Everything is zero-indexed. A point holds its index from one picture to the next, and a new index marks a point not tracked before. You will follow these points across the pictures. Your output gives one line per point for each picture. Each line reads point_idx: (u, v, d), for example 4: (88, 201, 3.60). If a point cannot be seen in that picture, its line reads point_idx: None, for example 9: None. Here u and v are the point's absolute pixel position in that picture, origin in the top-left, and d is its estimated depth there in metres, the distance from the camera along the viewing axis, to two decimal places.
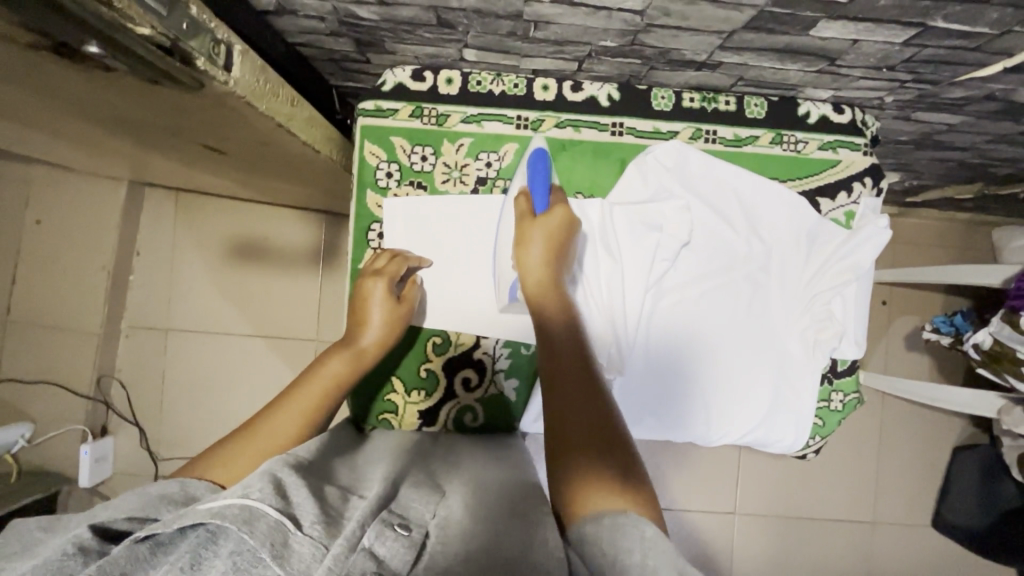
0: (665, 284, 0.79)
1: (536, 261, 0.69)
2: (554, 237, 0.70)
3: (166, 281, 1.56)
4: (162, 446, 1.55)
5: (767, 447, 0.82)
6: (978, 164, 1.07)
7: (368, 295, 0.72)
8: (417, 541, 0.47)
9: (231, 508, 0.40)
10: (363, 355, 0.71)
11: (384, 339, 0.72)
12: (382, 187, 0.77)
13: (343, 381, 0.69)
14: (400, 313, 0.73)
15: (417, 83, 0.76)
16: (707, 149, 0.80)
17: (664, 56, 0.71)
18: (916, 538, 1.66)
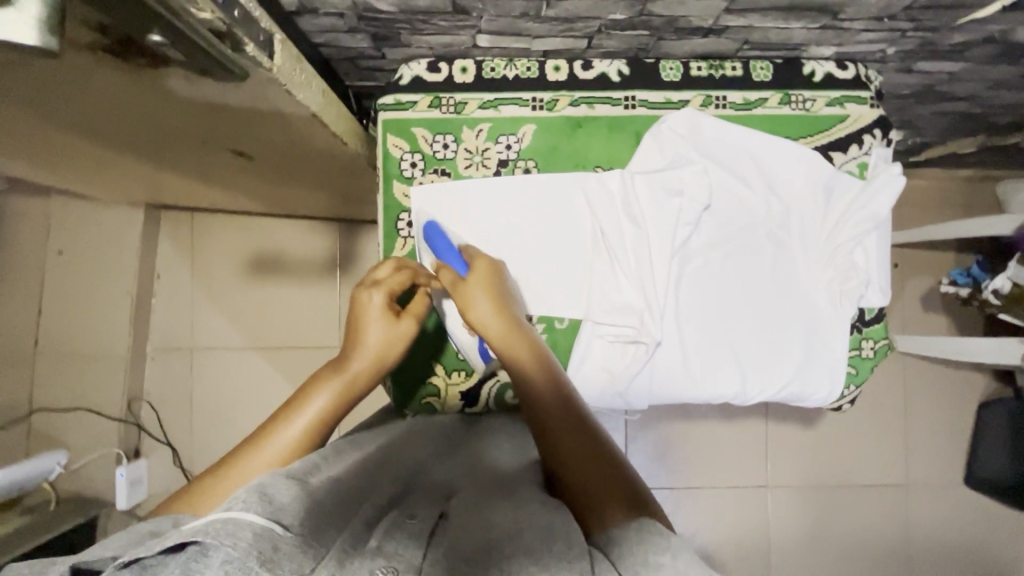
0: (689, 248, 0.80)
1: (485, 312, 0.67)
2: (489, 286, 0.69)
3: (189, 303, 1.59)
4: (196, 464, 1.56)
5: (803, 401, 0.83)
6: (979, 114, 1.09)
7: (364, 309, 0.70)
8: (428, 525, 0.50)
9: (212, 522, 0.41)
10: (355, 379, 0.68)
11: (378, 359, 0.69)
12: (408, 177, 0.79)
13: (332, 409, 0.65)
14: (394, 329, 0.71)
15: (433, 74, 0.79)
16: (719, 114, 0.81)
17: (671, 25, 0.73)
18: (951, 497, 1.66)
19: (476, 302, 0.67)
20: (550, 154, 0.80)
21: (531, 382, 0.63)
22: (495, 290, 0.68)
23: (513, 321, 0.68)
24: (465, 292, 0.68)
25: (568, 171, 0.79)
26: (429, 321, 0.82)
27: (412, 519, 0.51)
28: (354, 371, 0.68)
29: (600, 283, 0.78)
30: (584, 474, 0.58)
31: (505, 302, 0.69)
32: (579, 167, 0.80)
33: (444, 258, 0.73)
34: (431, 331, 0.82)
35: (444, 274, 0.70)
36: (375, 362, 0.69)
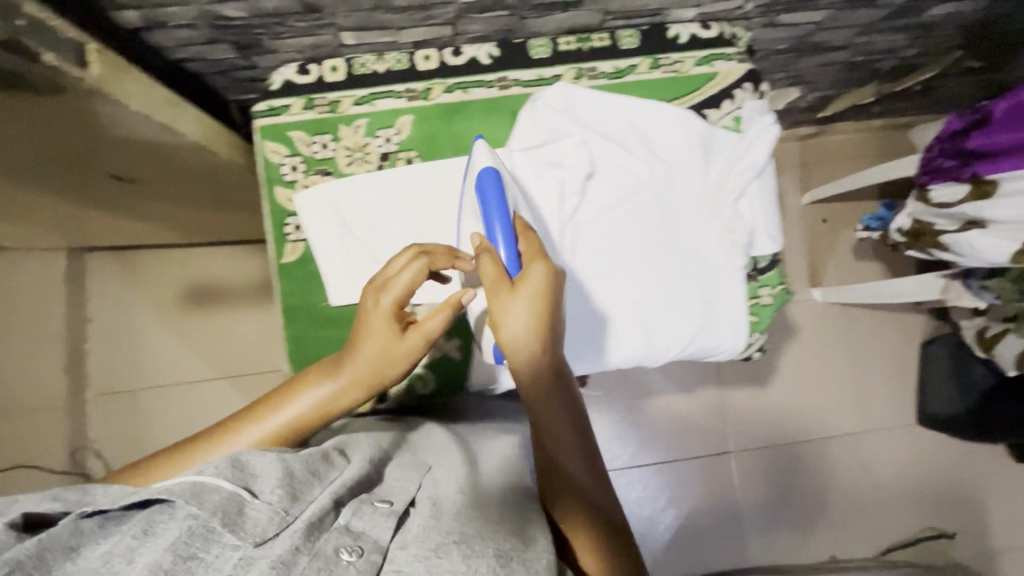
0: (579, 218, 0.81)
1: (517, 332, 0.57)
2: (538, 302, 0.57)
3: (128, 345, 1.54)
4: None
5: (713, 354, 0.84)
6: (862, 62, 1.13)
7: (369, 317, 0.66)
8: (400, 509, 0.50)
9: (181, 484, 0.44)
10: (349, 385, 0.66)
11: (374, 372, 0.66)
12: (290, 182, 0.79)
13: (316, 413, 0.65)
14: (396, 343, 0.66)
15: (304, 77, 0.80)
16: (593, 85, 0.83)
17: (528, 2, 0.75)
18: (906, 437, 1.70)
19: (508, 323, 0.57)
20: (430, 142, 0.80)
21: (551, 411, 0.63)
22: (538, 318, 0.57)
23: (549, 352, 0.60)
24: (505, 305, 0.57)
25: (449, 156, 0.80)
26: (328, 322, 0.78)
27: (382, 502, 0.51)
28: (349, 380, 0.66)
29: None
30: (574, 499, 0.63)
31: (547, 332, 0.59)
32: (460, 151, 0.81)
33: (491, 225, 0.63)
34: (332, 332, 0.78)
35: (486, 265, 0.59)
36: (370, 375, 0.66)
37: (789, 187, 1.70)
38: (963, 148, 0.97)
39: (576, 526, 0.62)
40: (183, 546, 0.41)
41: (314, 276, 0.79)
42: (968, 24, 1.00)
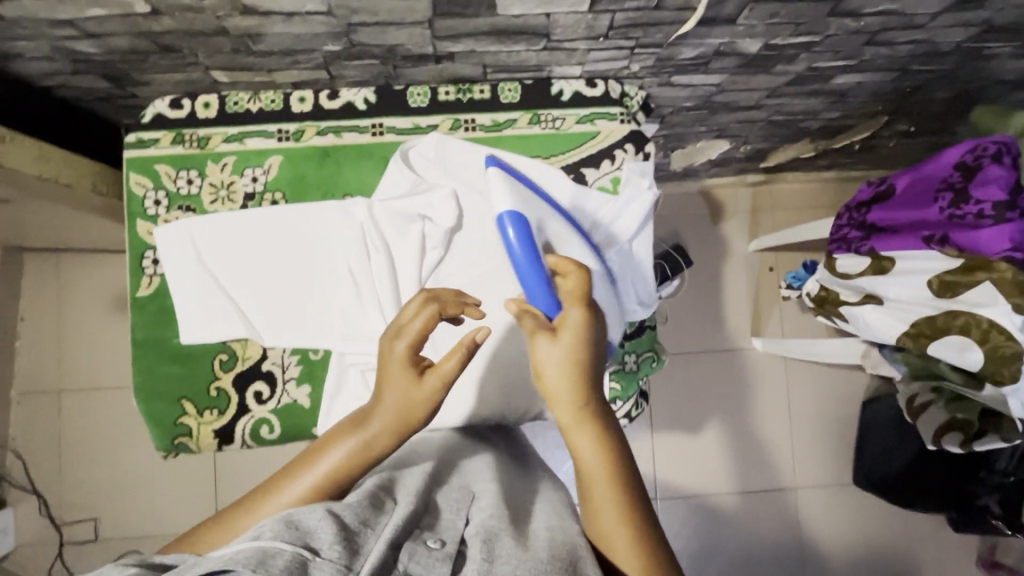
0: (443, 272, 0.80)
1: (555, 379, 0.53)
2: (577, 346, 0.53)
3: (56, 346, 1.53)
4: (65, 510, 1.49)
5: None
6: (786, 121, 1.11)
7: (387, 364, 0.56)
8: (450, 552, 0.46)
9: (244, 553, 0.38)
10: (365, 442, 0.55)
11: (395, 426, 0.55)
12: (151, 216, 0.78)
13: (344, 470, 0.55)
14: (416, 390, 0.55)
15: (175, 110, 0.79)
16: (469, 137, 0.82)
17: (395, 52, 0.74)
18: (842, 497, 1.65)
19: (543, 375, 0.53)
20: (297, 184, 0.80)
21: (595, 459, 0.53)
22: (577, 361, 0.52)
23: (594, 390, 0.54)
24: (542, 355, 0.53)
25: (314, 200, 0.79)
26: (177, 358, 0.78)
27: (434, 540, 0.47)
28: (367, 436, 0.55)
29: (346, 312, 0.77)
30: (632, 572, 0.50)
31: (589, 372, 0.53)
32: (327, 195, 0.80)
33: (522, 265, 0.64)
34: (180, 369, 0.78)
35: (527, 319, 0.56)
36: (391, 428, 0.55)
37: (737, 232, 1.67)
38: (864, 220, 0.94)
39: None
40: None
41: (167, 311, 0.78)
42: (883, 92, 0.98)
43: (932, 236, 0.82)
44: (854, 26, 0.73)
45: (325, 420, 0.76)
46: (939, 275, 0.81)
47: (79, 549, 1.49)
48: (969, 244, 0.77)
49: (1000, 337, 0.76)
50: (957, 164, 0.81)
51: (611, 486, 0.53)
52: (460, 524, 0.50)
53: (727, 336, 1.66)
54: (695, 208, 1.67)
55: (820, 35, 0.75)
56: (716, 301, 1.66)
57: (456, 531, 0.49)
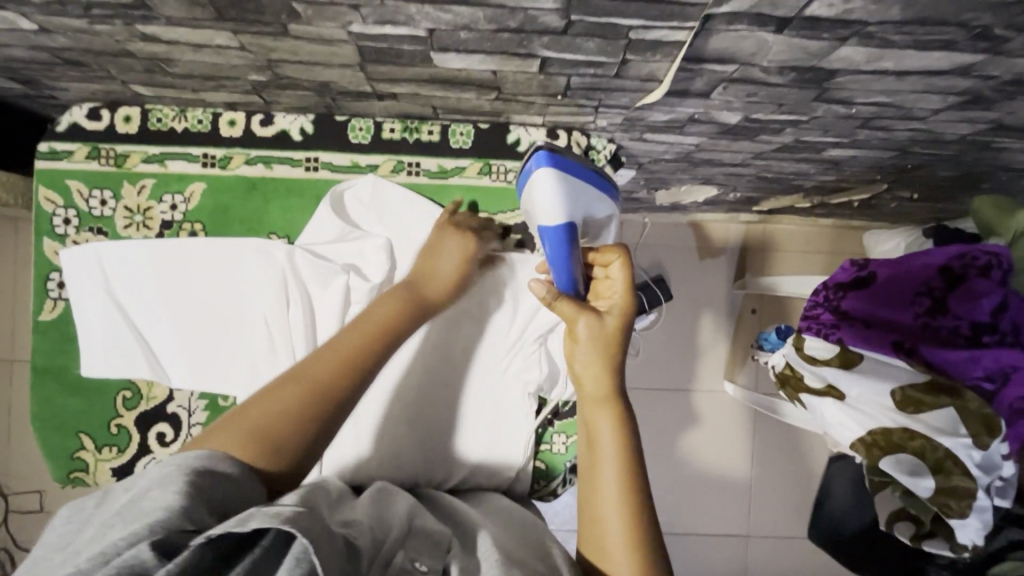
0: None
1: (586, 331, 0.65)
2: (619, 313, 0.66)
3: (13, 312, 1.35)
4: (12, 480, 1.39)
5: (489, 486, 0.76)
6: (777, 178, 1.03)
7: (441, 250, 0.69)
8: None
9: (291, 517, 0.41)
10: (427, 306, 0.65)
11: (445, 295, 0.68)
12: (60, 235, 0.73)
13: (400, 326, 0.61)
14: (463, 274, 0.70)
15: (93, 122, 0.72)
16: (412, 182, 0.76)
17: (329, 87, 0.66)
18: (795, 550, 1.60)
19: (577, 363, 0.65)
20: (219, 217, 0.74)
21: (609, 417, 0.62)
22: (604, 349, 0.64)
23: (616, 378, 0.64)
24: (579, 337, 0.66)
25: (234, 239, 0.73)
26: (79, 389, 0.73)
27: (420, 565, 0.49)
28: (428, 299, 0.65)
29: (257, 361, 0.72)
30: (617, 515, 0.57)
31: (613, 360, 0.64)
32: (250, 233, 0.74)
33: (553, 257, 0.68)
34: (81, 402, 0.74)
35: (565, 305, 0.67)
36: (444, 296, 0.68)
37: (723, 270, 1.59)
38: (838, 305, 0.81)
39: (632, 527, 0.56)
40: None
41: (70, 339, 0.73)
42: (882, 165, 0.89)
43: (902, 344, 0.77)
44: (845, 111, 0.65)
45: None
46: (905, 388, 0.75)
47: (24, 520, 1.40)
48: (941, 361, 0.75)
49: (956, 469, 0.73)
50: (941, 268, 0.77)
51: (620, 475, 0.59)
52: (444, 544, 0.52)
53: (700, 376, 1.60)
54: (683, 241, 1.59)
55: (806, 115, 0.67)
56: (692, 338, 1.60)
57: (444, 559, 0.50)
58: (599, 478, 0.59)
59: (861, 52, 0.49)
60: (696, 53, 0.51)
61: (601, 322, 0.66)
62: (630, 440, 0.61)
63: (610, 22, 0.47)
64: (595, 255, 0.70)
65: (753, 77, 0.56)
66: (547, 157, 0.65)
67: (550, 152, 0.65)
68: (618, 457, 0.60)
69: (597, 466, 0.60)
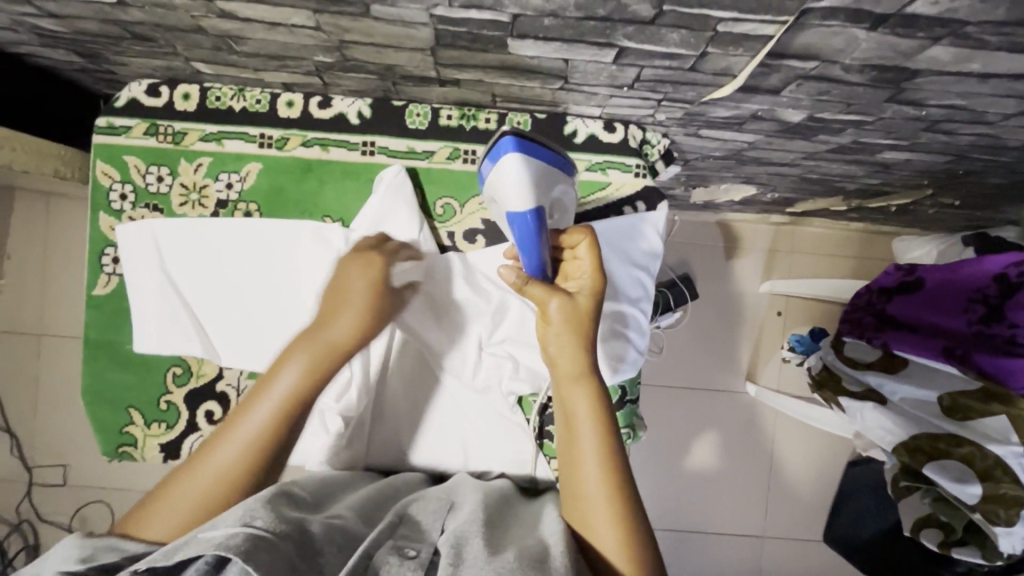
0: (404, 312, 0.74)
1: (556, 314, 0.61)
2: (589, 297, 0.63)
3: (42, 286, 1.36)
4: (37, 453, 1.40)
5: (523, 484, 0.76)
6: (822, 180, 1.02)
7: (344, 281, 0.65)
8: (422, 562, 0.48)
9: (235, 539, 0.44)
10: (329, 342, 0.60)
11: (356, 333, 0.62)
12: (116, 210, 0.73)
13: (305, 385, 0.58)
14: (379, 301, 0.65)
15: (152, 99, 0.72)
16: (467, 170, 0.75)
17: (393, 71, 0.65)
18: (809, 553, 1.60)
19: (551, 347, 0.62)
20: (273, 198, 0.74)
21: (583, 405, 0.61)
22: (582, 330, 0.62)
23: (591, 361, 0.62)
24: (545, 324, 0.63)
25: (290, 220, 0.73)
26: (130, 365, 0.74)
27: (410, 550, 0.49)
28: (327, 338, 0.60)
29: None
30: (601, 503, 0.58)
31: (586, 343, 0.62)
32: (305, 215, 0.74)
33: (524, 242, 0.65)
34: (131, 378, 0.74)
35: (534, 287, 0.63)
36: (354, 334, 0.62)
37: (750, 271, 1.59)
38: (883, 309, 0.87)
39: (607, 520, 0.57)
40: None
41: (123, 314, 0.74)
42: (934, 170, 0.89)
43: (952, 350, 0.76)
44: (914, 113, 0.64)
45: None
46: (954, 394, 0.76)
47: (50, 492, 1.41)
48: (993, 368, 0.72)
49: (1005, 478, 0.71)
50: (997, 275, 0.74)
51: (605, 478, 0.59)
52: (434, 530, 0.53)
53: (722, 377, 1.59)
54: (711, 240, 1.58)
55: (873, 115, 0.66)
56: (717, 337, 1.59)
57: (432, 544, 0.51)
58: (580, 470, 0.60)
59: (951, 52, 0.49)
60: (780, 49, 0.51)
61: (573, 302, 0.62)
62: (609, 432, 0.61)
63: (701, 13, 0.47)
64: (561, 236, 0.66)
65: (831, 74, 0.56)
66: (513, 142, 0.66)
67: (516, 138, 0.66)
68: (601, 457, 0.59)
69: (579, 463, 0.60)
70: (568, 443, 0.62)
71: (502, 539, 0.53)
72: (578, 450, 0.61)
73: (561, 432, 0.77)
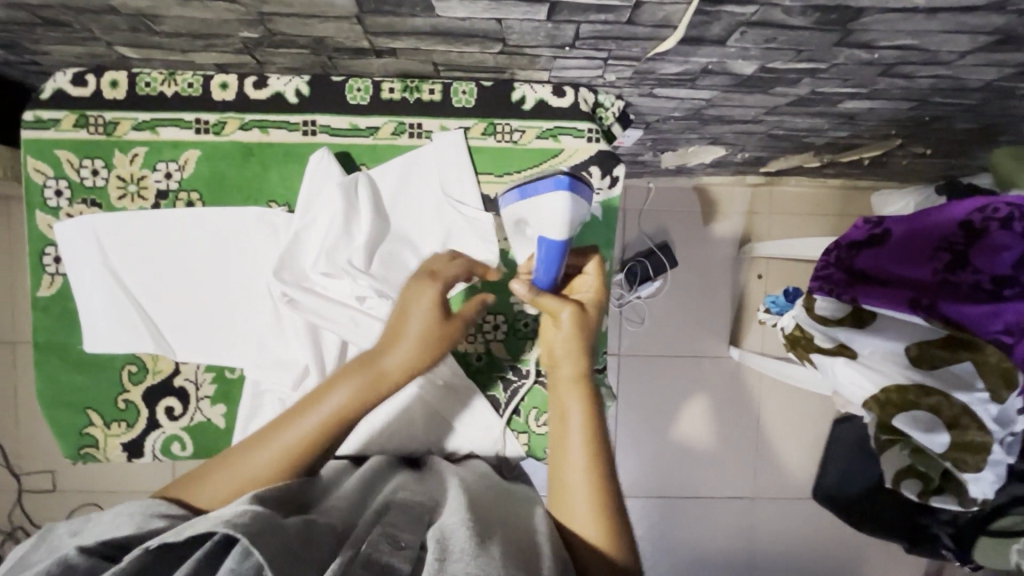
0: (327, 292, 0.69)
1: (567, 324, 0.63)
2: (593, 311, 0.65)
3: (9, 291, 1.34)
4: (22, 460, 1.39)
5: (491, 461, 0.75)
6: (787, 136, 1.00)
7: (411, 303, 0.61)
8: (412, 554, 0.47)
9: (236, 521, 0.44)
10: (385, 375, 0.58)
11: (412, 365, 0.59)
12: (52, 208, 0.70)
13: (355, 406, 0.58)
14: (440, 333, 0.60)
15: (79, 88, 0.69)
16: (414, 144, 0.73)
17: (325, 44, 0.62)
18: (797, 512, 1.63)
19: (556, 348, 0.64)
20: (214, 184, 0.71)
21: (575, 402, 0.61)
22: (583, 337, 0.63)
23: (591, 362, 0.63)
24: (551, 330, 0.64)
25: (233, 208, 0.71)
26: (83, 366, 0.72)
27: (398, 539, 0.48)
28: (383, 367, 0.59)
29: (262, 330, 0.71)
30: (582, 491, 0.57)
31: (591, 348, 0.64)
32: (248, 201, 0.71)
33: (548, 267, 0.62)
34: (86, 378, 0.72)
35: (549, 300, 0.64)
36: (408, 364, 0.59)
37: (729, 234, 1.57)
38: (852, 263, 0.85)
39: (588, 506, 0.57)
40: None
41: (71, 314, 0.72)
42: (899, 118, 0.86)
43: (918, 301, 0.74)
44: (866, 57, 0.62)
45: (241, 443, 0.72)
46: (920, 345, 0.76)
47: (38, 498, 1.41)
48: (958, 317, 0.71)
49: (973, 425, 0.72)
50: (962, 222, 0.73)
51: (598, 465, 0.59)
52: (426, 522, 0.52)
53: (704, 342, 1.59)
54: (688, 206, 1.56)
55: (826, 62, 0.64)
56: (698, 302, 1.58)
57: (424, 535, 0.50)
58: (567, 459, 0.59)
59: None
60: None
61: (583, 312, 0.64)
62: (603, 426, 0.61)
63: None
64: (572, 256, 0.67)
65: (774, 19, 0.53)
66: (567, 184, 0.57)
67: (571, 179, 0.58)
68: (592, 446, 0.59)
69: (568, 450, 0.60)
70: (560, 435, 0.62)
71: (492, 531, 0.51)
72: (568, 442, 0.60)
73: (529, 407, 0.77)
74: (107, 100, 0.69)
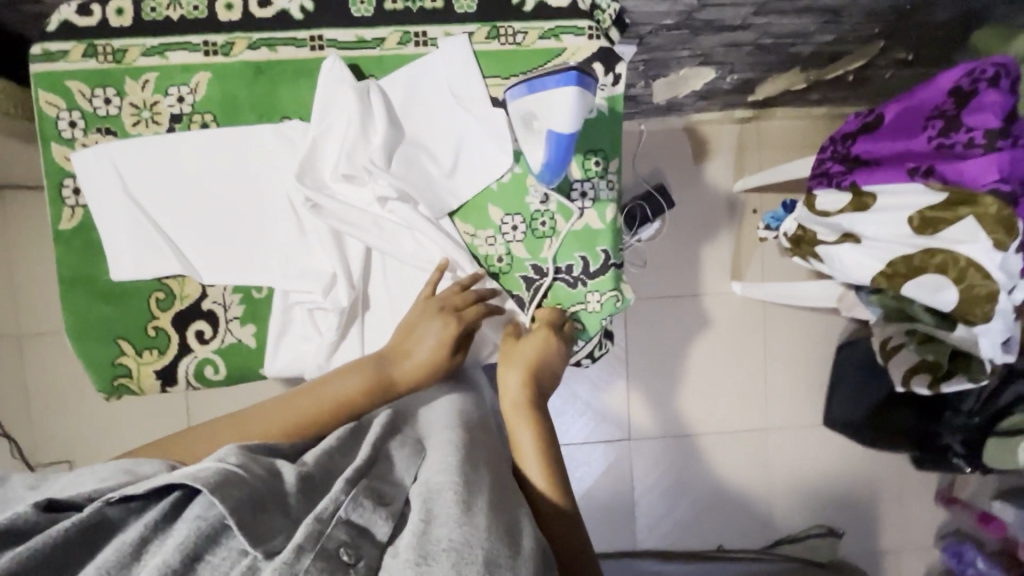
0: (352, 199, 0.72)
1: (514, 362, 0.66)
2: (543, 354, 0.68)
3: (10, 278, 1.30)
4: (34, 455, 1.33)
5: None
6: (774, 45, 1.03)
7: (427, 325, 0.68)
8: (395, 511, 0.44)
9: (206, 473, 0.41)
10: (392, 388, 0.65)
11: (416, 378, 0.66)
12: (68, 139, 0.71)
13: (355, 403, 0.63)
14: (441, 363, 0.67)
15: (85, 18, 0.70)
16: (421, 53, 0.74)
17: None
18: (808, 441, 1.66)
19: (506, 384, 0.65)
20: (227, 106, 0.72)
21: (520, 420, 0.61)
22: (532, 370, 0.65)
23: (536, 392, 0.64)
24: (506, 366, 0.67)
25: (249, 125, 0.72)
26: (110, 297, 0.73)
27: (382, 493, 0.45)
28: (394, 375, 0.65)
29: (287, 244, 0.72)
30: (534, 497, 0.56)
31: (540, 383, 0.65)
32: (263, 119, 0.73)
33: (555, 160, 0.67)
34: (113, 309, 0.73)
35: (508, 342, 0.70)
36: (412, 378, 0.66)
37: (721, 171, 1.60)
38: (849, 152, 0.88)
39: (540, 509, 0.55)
40: (195, 545, 0.38)
41: (94, 246, 0.72)
42: (881, 10, 0.90)
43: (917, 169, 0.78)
44: None
45: (273, 358, 0.74)
46: (921, 211, 0.78)
47: None
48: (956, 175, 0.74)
49: (977, 275, 0.75)
50: (952, 89, 0.75)
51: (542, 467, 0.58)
52: (410, 478, 0.49)
53: (707, 280, 1.62)
54: (679, 146, 1.59)
55: None
56: (697, 240, 1.61)
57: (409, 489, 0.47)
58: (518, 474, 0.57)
59: None
60: None
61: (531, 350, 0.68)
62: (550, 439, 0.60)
63: None
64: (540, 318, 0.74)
65: None
66: (575, 79, 0.60)
67: (579, 73, 0.61)
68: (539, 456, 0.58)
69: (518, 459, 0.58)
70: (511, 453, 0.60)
71: (483, 478, 0.48)
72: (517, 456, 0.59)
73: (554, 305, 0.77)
74: (116, 28, 0.70)
